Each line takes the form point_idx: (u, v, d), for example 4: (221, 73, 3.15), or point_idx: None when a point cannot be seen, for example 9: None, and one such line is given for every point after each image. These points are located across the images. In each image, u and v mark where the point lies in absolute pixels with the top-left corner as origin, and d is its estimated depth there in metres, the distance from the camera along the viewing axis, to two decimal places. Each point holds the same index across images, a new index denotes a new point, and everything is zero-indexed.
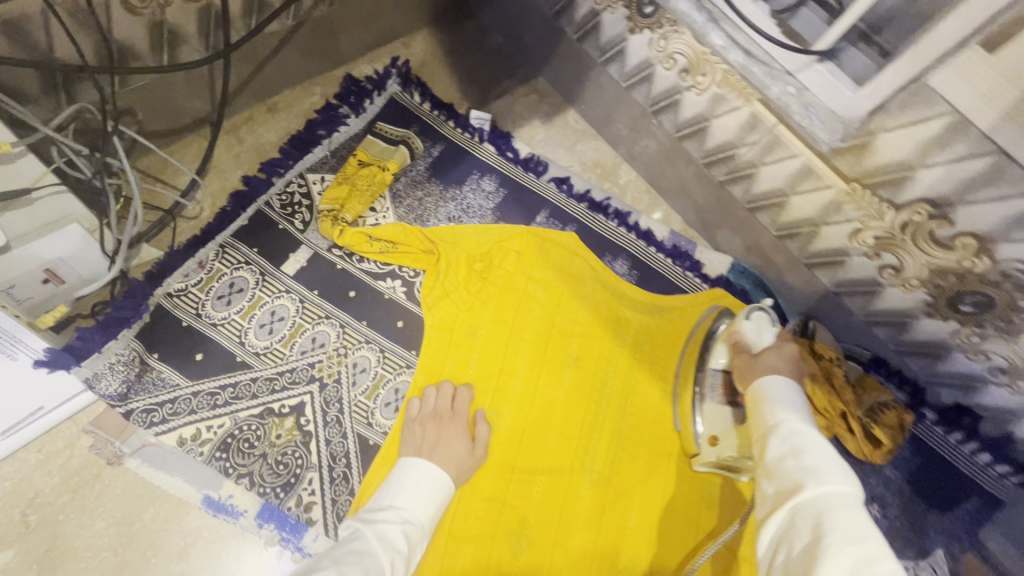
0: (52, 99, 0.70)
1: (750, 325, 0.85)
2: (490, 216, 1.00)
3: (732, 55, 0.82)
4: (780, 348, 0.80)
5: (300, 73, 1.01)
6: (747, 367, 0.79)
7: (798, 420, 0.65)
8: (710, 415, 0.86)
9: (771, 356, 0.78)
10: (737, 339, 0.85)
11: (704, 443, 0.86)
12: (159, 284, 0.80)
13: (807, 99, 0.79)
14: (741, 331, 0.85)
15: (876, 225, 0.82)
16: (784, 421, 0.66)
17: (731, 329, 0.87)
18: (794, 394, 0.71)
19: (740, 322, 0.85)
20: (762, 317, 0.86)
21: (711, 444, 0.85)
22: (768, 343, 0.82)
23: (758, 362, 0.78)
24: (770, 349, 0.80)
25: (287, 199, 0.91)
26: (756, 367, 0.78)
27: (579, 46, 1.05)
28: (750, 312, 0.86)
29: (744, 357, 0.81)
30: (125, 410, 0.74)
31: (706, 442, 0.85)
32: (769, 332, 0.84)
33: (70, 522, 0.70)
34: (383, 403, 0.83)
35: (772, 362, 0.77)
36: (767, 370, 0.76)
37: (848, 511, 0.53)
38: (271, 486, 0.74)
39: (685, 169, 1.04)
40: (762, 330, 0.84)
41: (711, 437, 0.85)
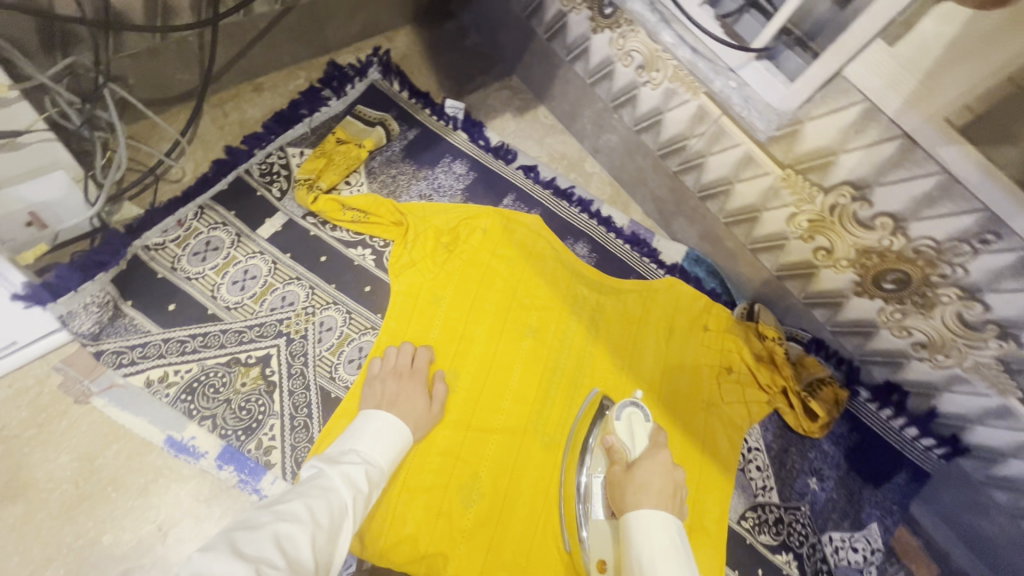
0: (49, 56, 0.75)
1: (622, 426, 0.84)
2: (460, 196, 1.07)
3: (681, 52, 0.91)
4: (653, 458, 0.79)
5: (287, 57, 1.08)
6: (621, 484, 0.77)
7: (663, 573, 0.64)
8: (594, 534, 0.81)
9: (643, 471, 0.77)
10: (611, 444, 0.83)
11: (593, 568, 0.79)
12: (137, 237, 0.84)
13: (746, 92, 0.87)
14: (614, 435, 0.84)
15: (809, 209, 0.89)
16: (654, 571, 0.64)
17: (605, 433, 0.86)
18: (664, 526, 0.69)
19: (613, 425, 0.84)
20: (635, 412, 0.85)
21: (600, 570, 0.79)
22: (641, 453, 0.81)
23: (631, 478, 0.76)
24: (643, 459, 0.79)
25: (267, 168, 0.97)
26: (628, 489, 0.75)
27: (548, 46, 1.14)
28: (622, 410, 0.85)
29: (619, 471, 0.79)
30: (96, 349, 0.77)
31: (595, 569, 0.79)
32: (641, 435, 0.83)
33: (34, 455, 0.72)
34: (347, 359, 0.87)
35: (643, 478, 0.76)
36: (637, 492, 0.74)
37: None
38: (233, 429, 0.78)
39: (643, 161, 1.12)
40: (634, 432, 0.83)
41: (599, 563, 0.79)
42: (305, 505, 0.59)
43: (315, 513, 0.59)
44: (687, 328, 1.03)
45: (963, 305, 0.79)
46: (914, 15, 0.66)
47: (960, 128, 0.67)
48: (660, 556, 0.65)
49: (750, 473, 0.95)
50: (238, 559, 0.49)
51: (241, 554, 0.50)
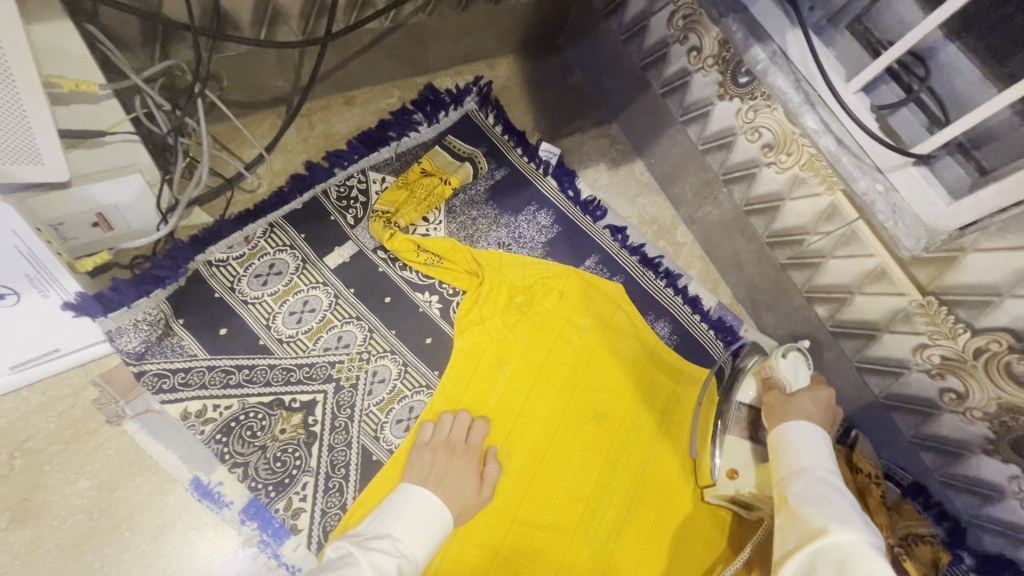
0: (146, 51, 0.70)
1: (786, 365, 0.81)
2: (540, 250, 0.98)
3: (823, 140, 0.80)
4: (817, 393, 0.79)
5: (383, 74, 1.02)
6: (780, 405, 0.78)
7: (822, 469, 0.69)
8: (729, 448, 0.81)
9: (806, 401, 0.77)
10: (770, 375, 0.82)
11: (722, 475, 0.80)
12: (201, 251, 0.78)
13: (894, 200, 0.75)
14: (776, 368, 0.81)
15: (945, 345, 0.77)
16: (809, 467, 0.70)
17: (765, 363, 0.84)
18: (822, 441, 0.73)
19: (776, 360, 0.81)
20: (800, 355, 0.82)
21: (730, 477, 0.80)
22: (804, 385, 0.80)
23: (794, 405, 0.77)
24: (804, 392, 0.79)
25: (345, 192, 0.90)
26: (787, 409, 0.77)
27: (662, 101, 1.04)
28: (788, 349, 0.81)
29: (778, 398, 0.79)
30: (138, 369, 0.71)
31: (723, 475, 0.80)
32: (804, 373, 0.80)
33: (53, 475, 0.66)
34: (395, 419, 0.79)
35: (807, 405, 0.77)
36: (799, 413, 0.76)
37: (869, 555, 0.56)
38: (264, 482, 0.71)
39: (745, 244, 1.01)
40: (799, 371, 0.80)
41: (729, 471, 0.80)
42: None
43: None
44: None
45: None
46: None
47: None
48: (820, 456, 0.71)
49: None
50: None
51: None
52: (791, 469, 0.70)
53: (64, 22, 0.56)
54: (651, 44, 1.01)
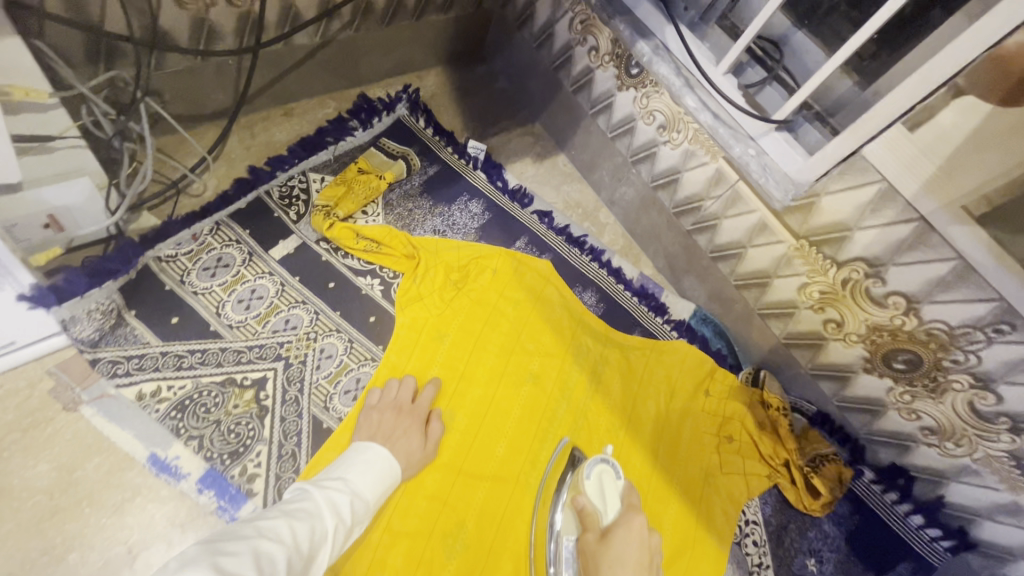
0: (91, 68, 0.78)
1: (592, 486, 0.81)
2: (473, 235, 1.07)
3: (703, 116, 0.93)
4: (630, 522, 0.74)
5: (319, 87, 1.11)
6: (595, 553, 0.72)
7: None
8: None
9: (620, 538, 0.71)
10: (582, 506, 0.78)
11: None
12: (151, 248, 0.84)
13: (764, 161, 0.88)
14: (586, 494, 0.79)
15: (821, 280, 0.89)
16: None
17: (575, 494, 0.81)
18: None
19: (583, 486, 0.81)
20: (606, 470, 0.83)
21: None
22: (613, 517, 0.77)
23: (608, 545, 0.71)
24: (616, 526, 0.74)
25: (287, 191, 0.98)
26: (603, 558, 0.70)
27: (574, 98, 1.17)
28: (591, 467, 0.82)
29: (592, 540, 0.74)
30: (93, 357, 0.76)
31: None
32: (612, 495, 0.80)
33: (13, 461, 0.70)
34: (343, 390, 0.85)
35: (621, 546, 0.71)
36: (613, 562, 0.69)
37: None
38: (219, 452, 0.76)
39: (658, 217, 1.13)
40: (606, 492, 0.80)
41: None
42: (288, 526, 0.56)
43: (295, 536, 0.56)
44: (690, 392, 1.01)
45: (974, 394, 0.77)
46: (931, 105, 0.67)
47: (977, 218, 0.68)
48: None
49: (746, 547, 0.91)
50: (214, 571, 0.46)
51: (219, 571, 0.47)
52: None
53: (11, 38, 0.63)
54: (558, 49, 1.14)
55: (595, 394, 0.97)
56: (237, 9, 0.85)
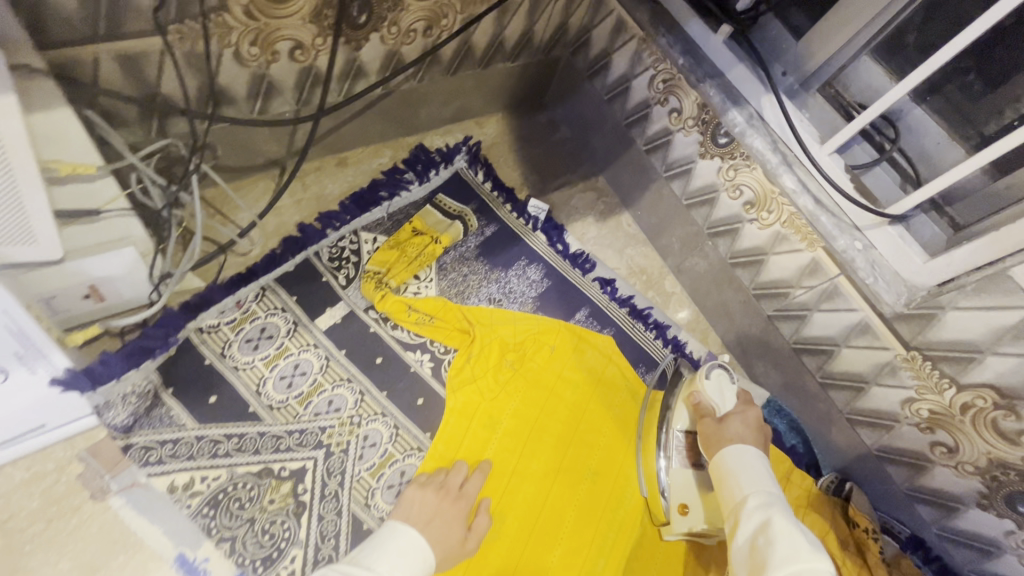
0: (144, 127, 0.73)
1: (711, 384, 0.84)
2: (531, 304, 0.99)
3: (802, 200, 0.83)
4: (745, 414, 0.80)
5: (376, 135, 1.04)
6: (713, 433, 0.79)
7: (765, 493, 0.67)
8: (676, 481, 0.83)
9: (736, 422, 0.79)
10: (698, 401, 0.84)
11: (674, 512, 0.82)
12: (193, 317, 0.78)
13: (873, 257, 0.79)
14: (703, 392, 0.84)
15: (932, 399, 0.78)
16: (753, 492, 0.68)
17: (693, 388, 0.86)
18: (760, 461, 0.72)
19: (702, 383, 0.84)
20: (722, 373, 0.85)
21: (681, 514, 0.81)
22: (730, 406, 0.83)
23: (724, 429, 0.78)
24: (733, 413, 0.80)
25: (337, 253, 0.92)
26: (721, 435, 0.78)
27: (646, 157, 1.07)
28: (710, 369, 0.85)
29: (710, 424, 0.80)
30: (125, 443, 0.70)
31: (675, 512, 0.82)
32: (729, 393, 0.84)
33: (34, 556, 0.65)
34: (386, 485, 0.78)
35: (737, 428, 0.78)
36: (732, 436, 0.76)
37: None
38: (251, 556, 0.69)
39: (732, 295, 1.03)
40: (723, 390, 0.84)
41: (680, 506, 0.81)
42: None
43: None
44: None
45: None
46: None
47: None
48: (759, 479, 0.69)
49: None
50: None
51: None
52: (737, 500, 0.68)
53: (62, 109, 0.57)
54: (633, 104, 1.05)
55: None
56: (300, 65, 0.79)
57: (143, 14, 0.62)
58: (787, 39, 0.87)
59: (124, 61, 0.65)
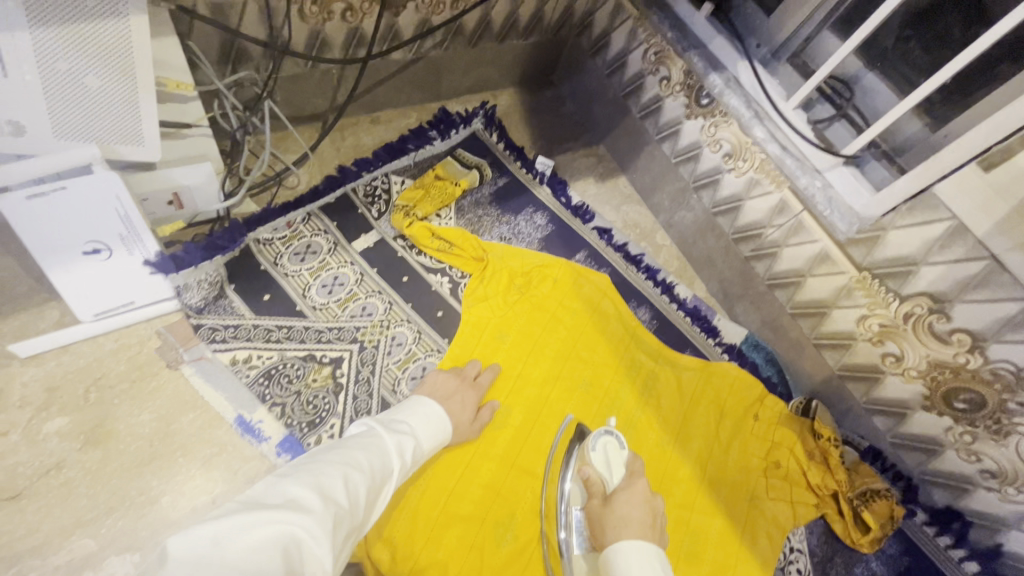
0: (224, 68, 0.89)
1: (597, 456, 0.79)
2: (537, 244, 1.13)
3: (770, 147, 0.98)
4: (632, 487, 0.75)
5: (404, 99, 1.20)
6: (599, 517, 0.73)
7: None
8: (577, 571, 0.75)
9: (623, 504, 0.73)
10: (587, 476, 0.79)
11: None
12: (252, 230, 0.92)
13: (830, 194, 0.92)
14: (591, 466, 0.79)
15: (881, 313, 0.90)
16: None
17: (580, 464, 0.80)
18: (650, 556, 0.66)
19: (589, 456, 0.79)
20: (609, 441, 0.81)
21: None
22: (618, 482, 0.77)
23: (611, 509, 0.73)
24: (619, 490, 0.75)
25: (371, 191, 1.06)
26: (608, 521, 0.71)
27: (640, 123, 1.22)
28: (596, 439, 0.80)
29: (596, 505, 0.75)
30: (197, 322, 0.84)
31: None
32: (617, 465, 0.79)
33: (121, 408, 0.78)
34: (410, 376, 0.90)
35: (623, 509, 0.72)
36: (618, 521, 0.70)
37: None
38: (298, 420, 0.82)
39: (715, 242, 1.16)
40: (611, 461, 0.79)
41: None
42: (367, 459, 0.62)
43: (373, 467, 0.62)
44: (739, 414, 1.02)
45: None
46: (1013, 147, 0.70)
47: None
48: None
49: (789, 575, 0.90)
50: (314, 492, 0.53)
51: (318, 488, 0.54)
52: None
53: (170, 38, 0.74)
54: (629, 76, 1.20)
55: (645, 407, 1.00)
56: (349, 25, 0.95)
57: None
58: (759, 16, 1.02)
59: (215, 8, 0.81)
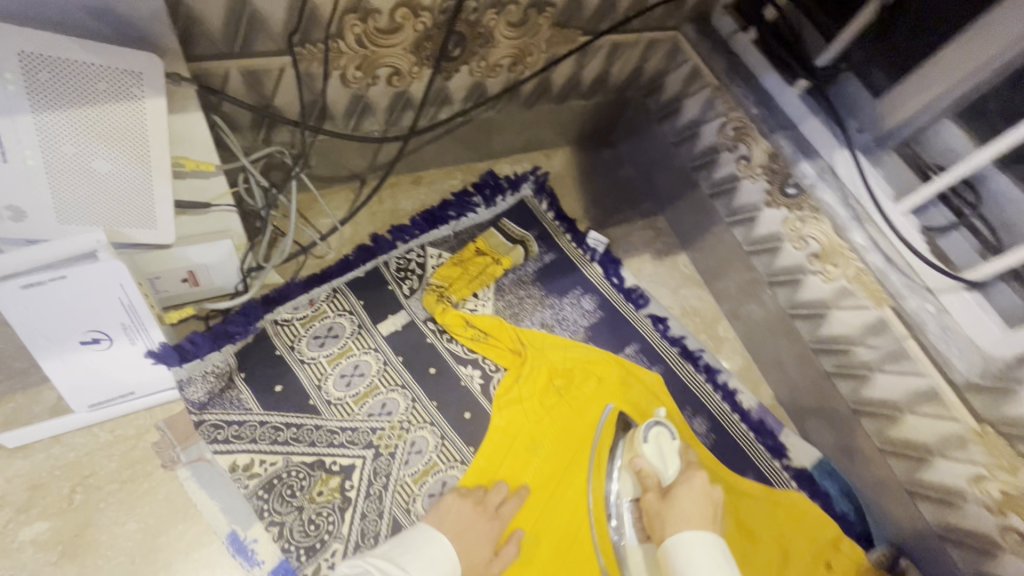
0: (255, 134, 0.81)
1: (651, 448, 0.78)
2: (582, 333, 1.00)
3: (872, 257, 0.83)
4: (691, 481, 0.71)
5: (449, 159, 1.10)
6: (657, 511, 0.70)
7: None
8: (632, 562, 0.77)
9: (681, 496, 0.69)
10: (640, 467, 0.77)
11: None
12: (270, 310, 0.85)
13: (946, 321, 0.78)
14: (643, 458, 0.78)
15: (1004, 478, 0.75)
16: None
17: (633, 454, 0.80)
18: (713, 547, 0.62)
19: (640, 448, 0.78)
20: (660, 431, 0.80)
21: None
22: (673, 473, 0.76)
23: (669, 503, 0.69)
24: (677, 484, 0.72)
25: (404, 264, 0.96)
26: (665, 515, 0.68)
27: (709, 201, 1.08)
28: (648, 430, 0.80)
29: (653, 498, 0.72)
30: (198, 418, 0.75)
31: None
32: (671, 458, 0.78)
33: (106, 513, 0.70)
34: (428, 492, 0.80)
35: (682, 503, 0.68)
36: (676, 515, 0.67)
37: None
38: (297, 544, 0.72)
39: (789, 347, 1.00)
40: (665, 453, 0.78)
41: None
42: None
43: None
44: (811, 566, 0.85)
45: None
46: None
47: None
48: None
49: None
50: None
51: None
52: None
53: (195, 113, 0.66)
54: (701, 149, 1.05)
55: None
56: (395, 89, 0.86)
57: (272, 34, 0.70)
58: (864, 96, 0.87)
59: (249, 75, 0.73)
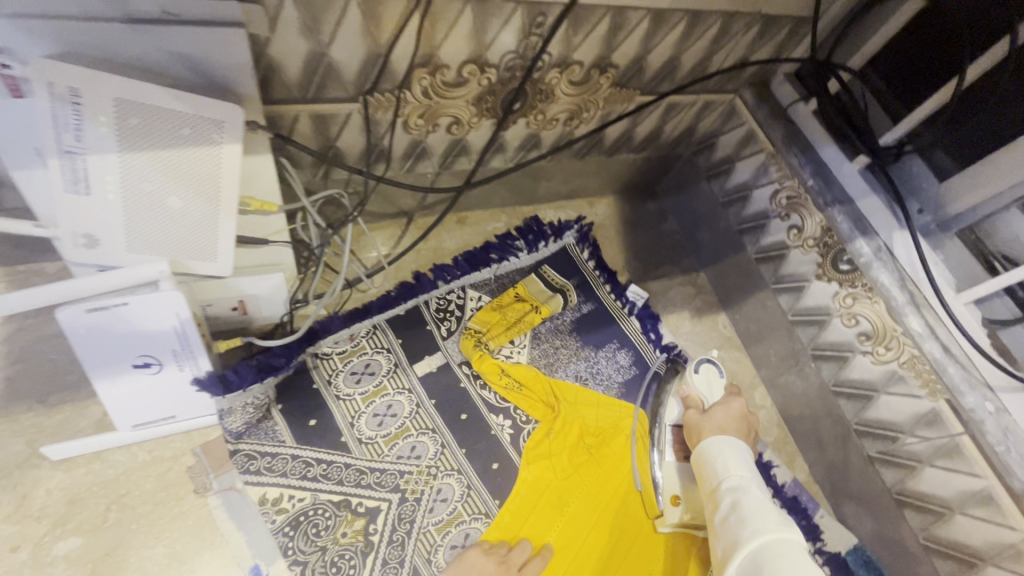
0: (316, 171, 0.84)
1: (699, 377, 0.92)
2: (615, 389, 0.97)
3: (929, 345, 0.79)
4: (728, 403, 0.86)
5: (496, 202, 1.11)
6: (697, 424, 0.84)
7: (739, 476, 0.70)
8: (665, 471, 0.88)
9: (720, 415, 0.83)
10: (688, 394, 0.91)
11: (667, 504, 0.85)
12: (312, 343, 0.86)
13: (1006, 423, 0.74)
14: (693, 386, 0.92)
15: None
16: (733, 474, 0.71)
17: (682, 384, 0.94)
18: (739, 445, 0.75)
19: (691, 377, 0.92)
20: (710, 368, 0.93)
21: (674, 504, 0.85)
22: (718, 395, 0.90)
23: (709, 418, 0.83)
24: (717, 406, 0.86)
25: (444, 304, 0.97)
26: (704, 425, 0.83)
27: (755, 265, 1.06)
28: (700, 364, 0.93)
29: (695, 415, 0.86)
30: (234, 447, 0.77)
31: (668, 502, 0.85)
32: (716, 386, 0.92)
33: (137, 535, 0.72)
34: (450, 543, 0.79)
35: (723, 417, 0.83)
36: (715, 428, 0.81)
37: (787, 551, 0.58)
38: None
39: (830, 425, 0.97)
40: (711, 383, 0.92)
41: (673, 497, 0.85)
42: None
43: None
44: None
45: None
46: None
47: None
48: (732, 462, 0.72)
49: None
50: None
51: None
52: (716, 481, 0.72)
53: (265, 155, 0.68)
54: (751, 213, 1.04)
55: None
56: (452, 137, 0.88)
57: (344, 85, 0.73)
58: (928, 177, 0.85)
59: (317, 119, 0.76)
